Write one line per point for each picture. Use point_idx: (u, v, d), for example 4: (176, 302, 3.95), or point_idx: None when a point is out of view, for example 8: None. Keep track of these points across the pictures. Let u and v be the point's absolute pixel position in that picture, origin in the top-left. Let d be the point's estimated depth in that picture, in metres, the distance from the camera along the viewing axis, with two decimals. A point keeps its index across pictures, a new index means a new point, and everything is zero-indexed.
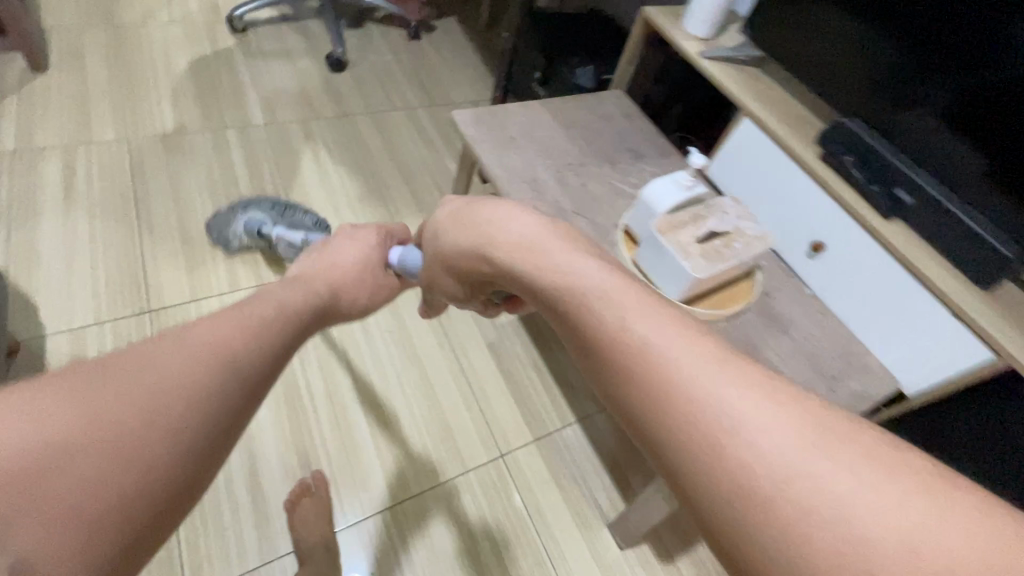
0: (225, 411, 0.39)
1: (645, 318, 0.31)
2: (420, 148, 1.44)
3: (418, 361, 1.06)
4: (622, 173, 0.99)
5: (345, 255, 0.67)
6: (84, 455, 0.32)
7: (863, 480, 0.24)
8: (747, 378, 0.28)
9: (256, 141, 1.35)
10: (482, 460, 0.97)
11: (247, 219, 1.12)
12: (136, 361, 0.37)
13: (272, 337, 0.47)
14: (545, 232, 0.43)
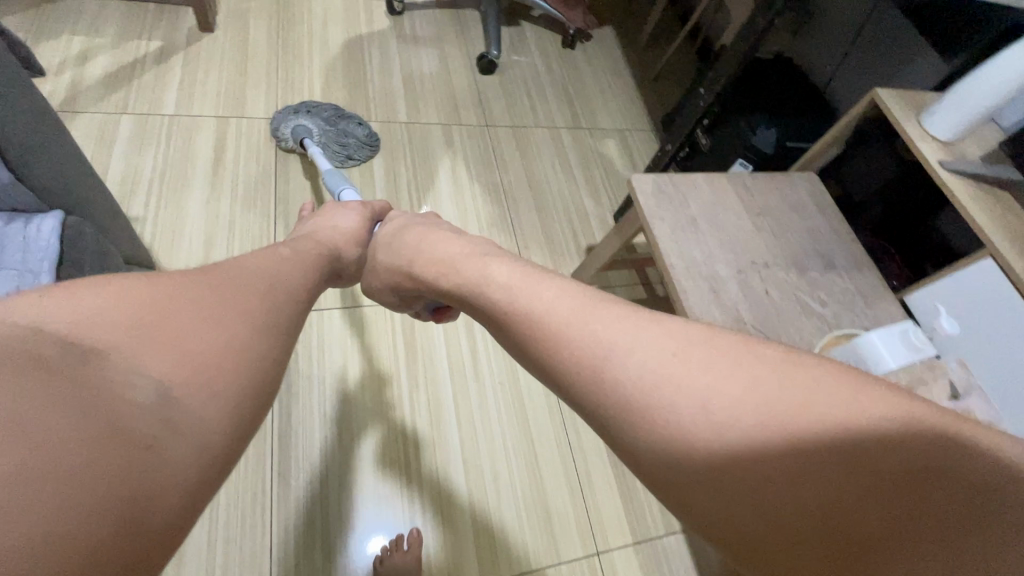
0: (276, 332, 0.40)
1: (632, 331, 0.33)
2: (558, 177, 1.35)
3: (526, 425, 1.00)
4: (810, 284, 0.85)
5: (324, 227, 0.75)
6: (169, 332, 0.32)
7: (898, 431, 0.27)
8: (750, 369, 0.30)
9: (397, 139, 1.30)
10: (577, 553, 0.90)
11: (299, 125, 1.17)
12: (165, 325, 0.33)
13: (294, 281, 0.49)
14: (587, 310, 0.36)
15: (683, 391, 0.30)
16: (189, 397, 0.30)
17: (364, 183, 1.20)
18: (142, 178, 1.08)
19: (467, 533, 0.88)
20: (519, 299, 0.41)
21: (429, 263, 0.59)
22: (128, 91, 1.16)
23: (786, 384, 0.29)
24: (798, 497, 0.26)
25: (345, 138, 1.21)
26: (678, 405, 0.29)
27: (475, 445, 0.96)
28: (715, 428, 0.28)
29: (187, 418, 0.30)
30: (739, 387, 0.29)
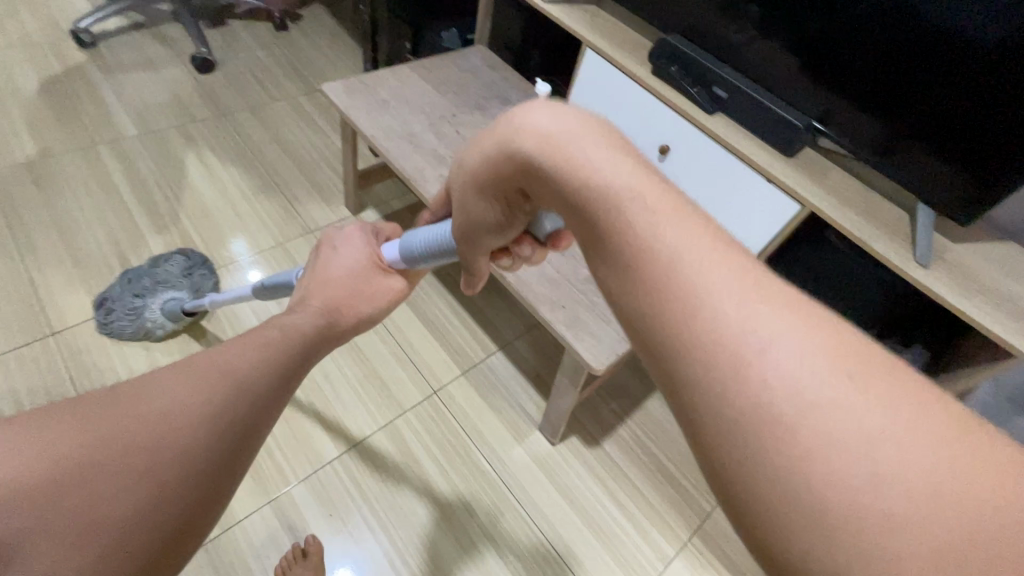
0: (229, 431, 0.36)
1: (769, 301, 0.25)
2: (308, 135, 1.47)
3: None
4: (492, 117, 1.07)
5: (323, 277, 0.57)
6: (72, 515, 0.29)
7: (895, 407, 0.23)
8: (889, 382, 0.23)
9: (132, 151, 1.32)
10: (417, 399, 1.04)
11: (158, 302, 1.04)
12: (103, 465, 0.30)
13: (263, 376, 0.40)
14: (576, 136, 0.33)
15: (768, 352, 0.24)
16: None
17: (113, 202, 1.22)
18: None
19: (314, 425, 0.98)
20: (599, 205, 0.30)
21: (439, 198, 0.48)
22: None
23: (864, 379, 0.23)
24: (853, 522, 0.21)
25: (195, 279, 1.10)
26: (777, 376, 0.23)
27: None
28: (804, 414, 0.22)
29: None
30: (774, 305, 0.25)
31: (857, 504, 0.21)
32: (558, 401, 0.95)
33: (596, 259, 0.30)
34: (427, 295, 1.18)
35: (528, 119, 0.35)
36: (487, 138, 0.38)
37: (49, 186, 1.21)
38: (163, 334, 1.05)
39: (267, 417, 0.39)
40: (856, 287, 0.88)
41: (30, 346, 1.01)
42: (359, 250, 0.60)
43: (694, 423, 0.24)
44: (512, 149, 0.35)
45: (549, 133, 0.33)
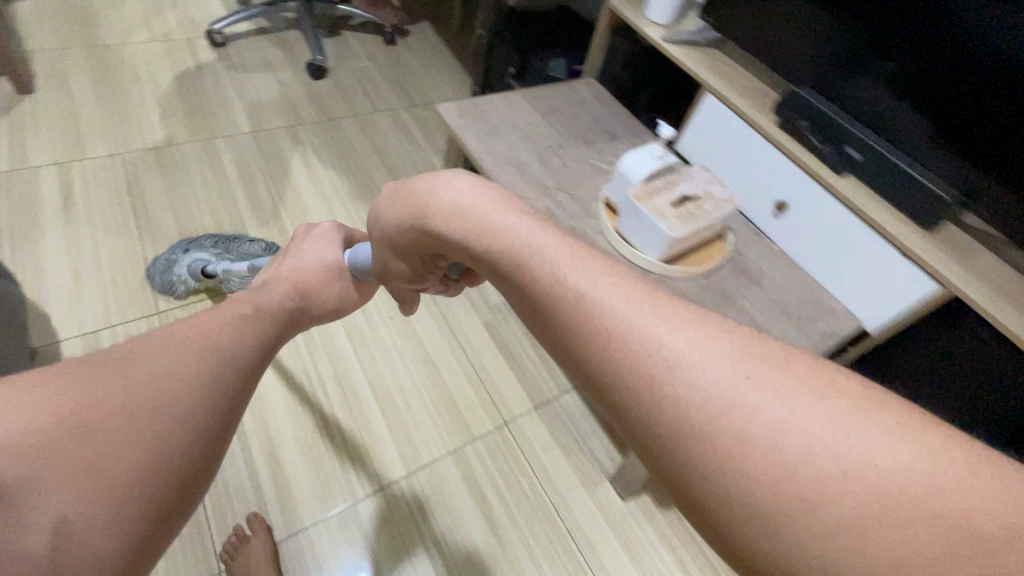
0: (214, 383, 0.43)
1: (662, 312, 0.29)
2: (405, 148, 1.51)
3: (420, 343, 1.10)
4: (599, 152, 1.05)
5: (285, 273, 0.67)
6: (87, 455, 0.35)
7: (856, 421, 0.25)
8: (771, 365, 0.27)
9: (246, 147, 1.39)
10: (488, 429, 1.02)
11: (189, 260, 1.09)
12: (111, 413, 0.37)
13: (235, 347, 0.48)
14: (478, 195, 0.41)
15: (677, 359, 0.27)
16: (87, 524, 0.33)
17: (223, 194, 1.29)
18: None
19: (385, 439, 0.98)
20: (522, 259, 0.35)
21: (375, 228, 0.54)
22: None
23: (784, 379, 0.26)
24: (791, 508, 0.23)
25: (242, 254, 1.12)
26: (687, 381, 0.26)
27: (378, 369, 1.05)
28: (718, 410, 0.25)
29: (127, 500, 0.35)
30: (677, 320, 0.29)
31: (786, 491, 0.23)
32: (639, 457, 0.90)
33: (525, 303, 0.34)
34: (507, 322, 1.16)
35: (449, 187, 0.43)
36: (409, 198, 0.47)
37: (171, 174, 1.29)
38: (186, 293, 1.10)
39: (240, 373, 0.46)
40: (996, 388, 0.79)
41: (137, 321, 1.07)
42: (321, 254, 0.70)
43: (641, 441, 0.27)
44: (427, 218, 0.44)
45: (467, 200, 0.41)
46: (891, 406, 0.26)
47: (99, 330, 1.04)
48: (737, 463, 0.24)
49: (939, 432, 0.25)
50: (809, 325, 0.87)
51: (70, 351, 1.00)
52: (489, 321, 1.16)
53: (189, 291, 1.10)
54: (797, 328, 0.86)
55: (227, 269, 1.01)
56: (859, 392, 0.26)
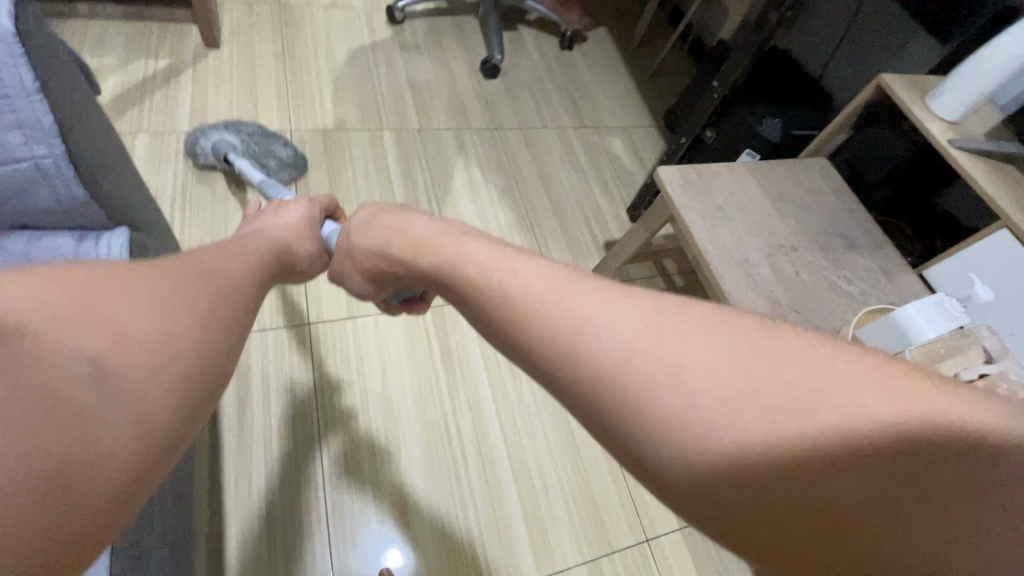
0: (228, 297, 0.41)
1: (600, 299, 0.32)
2: (570, 176, 1.38)
3: (566, 420, 1.00)
4: (836, 264, 0.88)
5: (273, 226, 0.67)
6: (111, 327, 0.30)
7: (870, 392, 0.27)
8: (690, 320, 0.31)
9: (411, 144, 1.31)
10: (628, 543, 0.90)
11: (217, 138, 1.10)
12: (127, 293, 0.33)
13: (231, 272, 0.45)
14: (451, 237, 0.48)
15: (606, 330, 0.30)
16: (123, 377, 0.29)
17: (384, 194, 1.21)
18: (166, 196, 1.07)
19: (519, 528, 0.88)
20: (494, 277, 0.38)
21: (381, 246, 0.58)
22: (142, 111, 1.16)
23: (796, 374, 0.27)
24: (729, 453, 0.26)
25: (264, 159, 1.12)
26: (620, 349, 0.30)
27: (519, 441, 0.95)
28: (672, 403, 0.27)
29: (150, 388, 0.30)
30: (683, 344, 0.29)
31: (713, 436, 0.26)
32: None
33: (496, 326, 0.36)
34: None
35: (414, 223, 0.56)
36: (404, 223, 0.57)
37: (335, 161, 1.22)
38: (204, 166, 1.11)
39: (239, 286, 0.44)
40: None
41: None
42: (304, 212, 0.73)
43: (599, 425, 0.30)
44: (417, 235, 0.53)
45: (439, 231, 0.51)
46: (791, 332, 0.30)
47: None
48: (679, 418, 0.27)
49: (855, 352, 0.29)
50: None
51: None
52: None
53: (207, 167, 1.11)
54: None
55: (241, 166, 0.99)
56: (761, 329, 0.30)
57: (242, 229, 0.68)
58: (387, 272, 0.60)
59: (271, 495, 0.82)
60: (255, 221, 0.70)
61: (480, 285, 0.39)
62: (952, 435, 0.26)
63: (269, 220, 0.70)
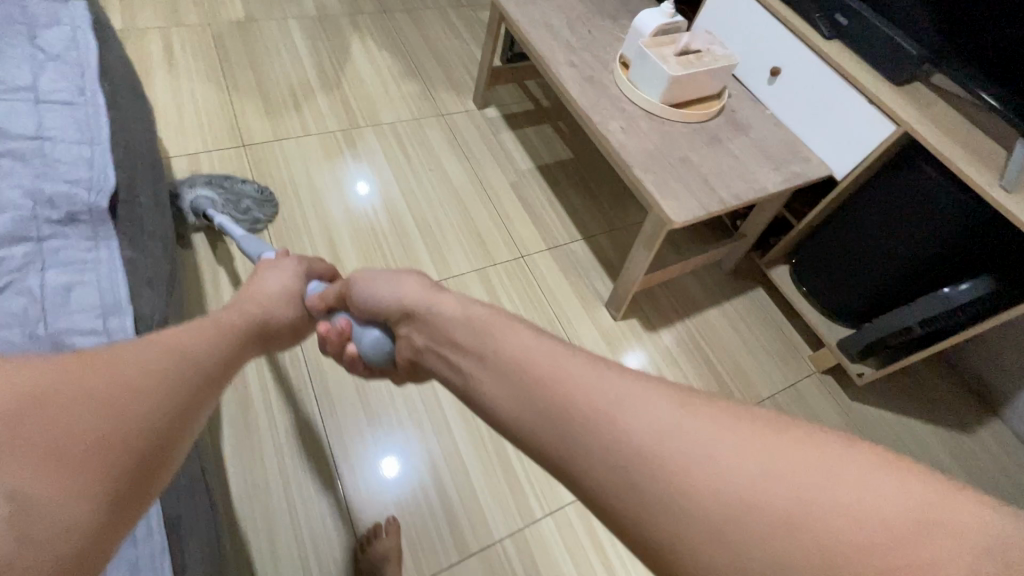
0: (184, 388, 0.46)
1: (633, 399, 0.38)
2: (450, 39, 1.65)
3: (453, 191, 1.32)
4: (622, 26, 1.18)
5: (262, 292, 0.71)
6: (47, 435, 0.35)
7: (863, 477, 0.31)
8: (715, 417, 0.36)
9: (314, 28, 1.56)
10: (507, 257, 1.24)
11: (195, 196, 1.10)
12: (82, 395, 0.38)
13: (205, 351, 0.51)
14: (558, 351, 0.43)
15: (631, 419, 0.37)
16: (37, 500, 0.33)
17: (294, 63, 1.46)
18: None
19: (424, 255, 1.21)
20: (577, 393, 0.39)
21: (372, 293, 0.65)
22: None
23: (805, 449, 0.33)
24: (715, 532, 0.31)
25: (241, 203, 1.14)
26: (643, 436, 0.36)
27: (420, 207, 1.28)
28: (665, 466, 0.34)
29: (61, 504, 0.34)
30: (708, 425, 0.35)
31: (713, 488, 0.32)
32: (629, 270, 1.07)
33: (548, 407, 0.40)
34: (530, 186, 1.37)
35: (401, 287, 0.62)
36: (381, 288, 0.64)
37: (250, 43, 1.47)
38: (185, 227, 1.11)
39: (202, 373, 0.49)
40: (933, 214, 0.94)
41: (228, 151, 1.27)
42: (285, 279, 0.75)
43: (601, 498, 0.36)
44: (406, 305, 0.60)
45: (421, 296, 0.59)
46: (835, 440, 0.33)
47: (199, 153, 1.24)
48: (686, 492, 0.33)
49: (868, 448, 0.33)
50: (785, 167, 1.01)
51: (177, 166, 1.21)
52: (514, 182, 1.37)
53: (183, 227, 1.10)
54: (775, 167, 1.00)
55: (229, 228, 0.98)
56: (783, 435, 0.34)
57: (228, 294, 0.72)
58: (367, 316, 0.67)
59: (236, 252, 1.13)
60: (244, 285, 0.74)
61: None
62: (964, 536, 0.28)
63: (254, 287, 0.73)
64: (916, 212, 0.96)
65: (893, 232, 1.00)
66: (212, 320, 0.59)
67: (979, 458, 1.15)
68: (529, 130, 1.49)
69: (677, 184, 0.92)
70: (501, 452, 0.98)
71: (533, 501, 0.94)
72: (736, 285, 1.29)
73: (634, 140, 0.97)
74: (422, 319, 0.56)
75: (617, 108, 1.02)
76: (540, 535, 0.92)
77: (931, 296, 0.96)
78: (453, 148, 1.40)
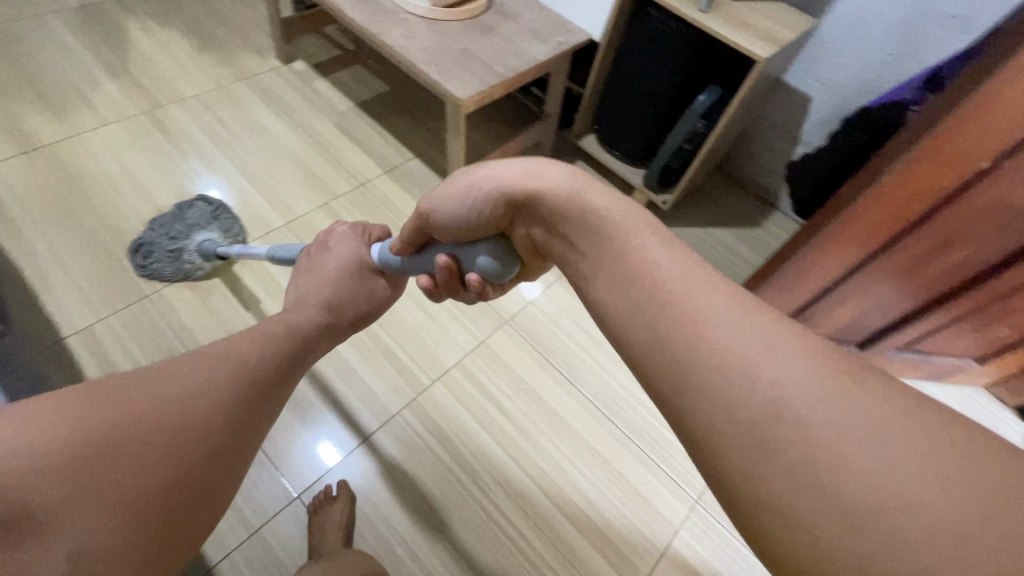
0: (234, 413, 0.48)
1: (708, 308, 0.32)
2: (236, 4, 1.62)
3: (280, 143, 1.35)
4: None
5: (324, 277, 0.76)
6: (111, 482, 0.38)
7: (933, 460, 0.26)
8: (848, 391, 0.28)
9: (80, 19, 1.46)
10: (348, 188, 1.31)
11: (197, 242, 1.10)
12: (133, 440, 0.41)
13: (253, 363, 0.54)
14: (515, 173, 0.49)
15: (775, 379, 0.29)
16: (102, 548, 0.37)
17: (68, 56, 1.37)
18: None
19: (264, 206, 1.25)
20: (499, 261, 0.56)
21: (450, 212, 0.56)
22: None
23: (888, 414, 0.27)
24: (744, 458, 0.28)
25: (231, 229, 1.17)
26: (708, 344, 0.31)
27: (249, 165, 1.30)
28: (735, 375, 0.30)
29: (118, 553, 0.37)
30: (797, 362, 0.29)
31: (755, 399, 0.29)
32: (452, 162, 1.19)
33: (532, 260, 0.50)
34: (355, 122, 1.43)
35: (484, 184, 0.51)
36: (460, 199, 0.54)
37: (6, 46, 1.35)
38: (202, 274, 1.11)
39: (241, 399, 0.50)
40: (668, 48, 1.13)
41: (18, 158, 1.19)
42: (348, 257, 0.78)
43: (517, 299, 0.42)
44: (500, 204, 0.51)
45: (519, 178, 0.47)
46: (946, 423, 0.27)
47: None
48: (719, 409, 0.29)
49: (934, 413, 0.28)
50: (551, 40, 1.17)
51: None
52: (339, 122, 1.42)
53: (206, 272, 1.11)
54: (542, 41, 1.16)
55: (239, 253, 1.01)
56: (861, 389, 0.28)
57: (300, 283, 0.78)
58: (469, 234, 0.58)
59: (60, 251, 1.09)
60: (313, 270, 0.78)
61: (577, 238, 0.43)
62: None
63: (321, 270, 0.78)
64: (657, 51, 1.15)
65: (648, 74, 1.19)
66: (260, 325, 0.63)
67: (768, 243, 1.45)
68: (342, 74, 1.54)
69: (459, 69, 1.04)
70: (379, 343, 1.07)
71: (419, 372, 1.04)
72: (559, 163, 1.47)
73: (414, 44, 1.07)
74: (527, 207, 0.48)
75: (393, 19, 1.11)
76: (434, 399, 1.02)
77: (687, 114, 1.17)
78: (268, 105, 1.42)
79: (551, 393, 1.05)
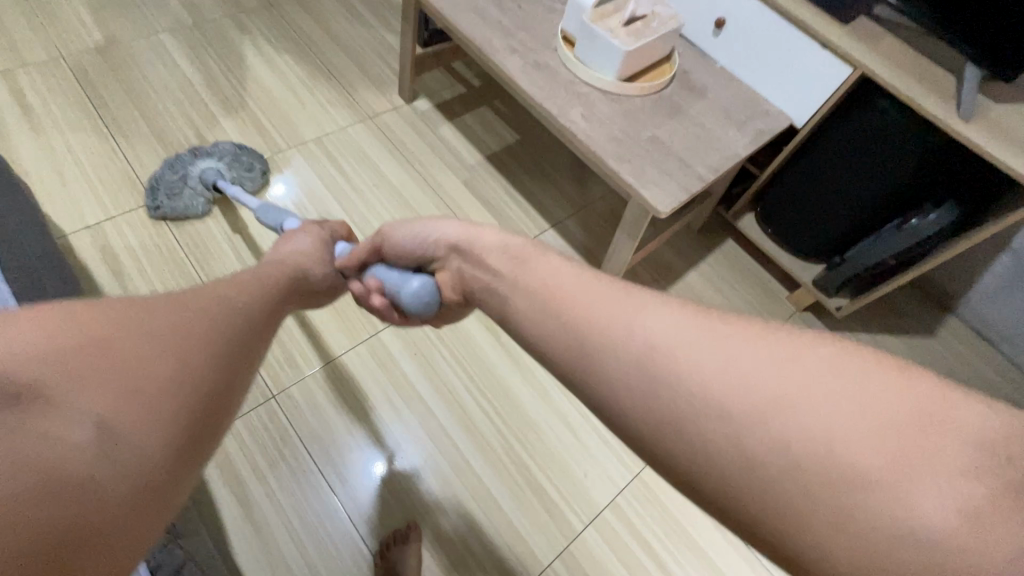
0: (236, 344, 0.48)
1: (694, 343, 0.36)
2: (354, 26, 1.46)
3: (405, 202, 1.21)
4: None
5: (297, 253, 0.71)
6: (121, 374, 0.37)
7: (971, 458, 0.29)
8: (856, 392, 0.32)
9: (195, 40, 1.33)
10: None
11: (198, 173, 1.09)
12: (136, 338, 0.39)
13: (248, 301, 0.54)
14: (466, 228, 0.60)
15: (745, 389, 0.33)
16: (121, 429, 0.35)
17: (185, 87, 1.25)
18: None
19: None
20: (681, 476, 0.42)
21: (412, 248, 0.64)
22: None
23: (904, 422, 0.31)
24: (794, 504, 0.30)
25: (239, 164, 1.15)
26: (717, 385, 0.34)
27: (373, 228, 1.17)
28: (752, 412, 0.32)
29: (139, 439, 0.35)
30: (810, 392, 0.32)
31: (790, 441, 0.31)
32: (613, 258, 1.03)
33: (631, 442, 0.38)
34: (484, 180, 1.28)
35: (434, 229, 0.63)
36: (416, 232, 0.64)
37: (121, 74, 1.24)
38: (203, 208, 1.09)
39: (238, 329, 0.49)
40: (900, 152, 0.94)
41: (135, 211, 1.09)
42: (316, 238, 0.75)
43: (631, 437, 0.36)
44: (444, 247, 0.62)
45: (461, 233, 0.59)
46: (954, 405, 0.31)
47: (101, 222, 1.06)
48: (742, 447, 0.32)
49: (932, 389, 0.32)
50: (749, 126, 0.99)
51: (79, 243, 1.03)
52: (467, 180, 1.27)
53: (206, 204, 1.09)
54: (739, 127, 0.97)
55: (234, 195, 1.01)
56: (882, 395, 0.32)
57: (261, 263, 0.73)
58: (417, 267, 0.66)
59: None
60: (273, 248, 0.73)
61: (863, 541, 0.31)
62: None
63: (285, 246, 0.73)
64: (881, 152, 0.96)
65: (859, 174, 1.00)
66: (248, 273, 0.60)
67: (944, 357, 1.26)
68: (469, 118, 1.38)
69: (654, 168, 0.87)
70: (523, 473, 0.95)
71: (570, 514, 0.92)
72: (707, 243, 1.29)
73: (599, 129, 0.90)
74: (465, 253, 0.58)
75: (571, 93, 0.94)
76: (588, 549, 0.90)
77: (902, 227, 0.99)
78: (391, 153, 1.28)
79: (714, 545, 0.93)
